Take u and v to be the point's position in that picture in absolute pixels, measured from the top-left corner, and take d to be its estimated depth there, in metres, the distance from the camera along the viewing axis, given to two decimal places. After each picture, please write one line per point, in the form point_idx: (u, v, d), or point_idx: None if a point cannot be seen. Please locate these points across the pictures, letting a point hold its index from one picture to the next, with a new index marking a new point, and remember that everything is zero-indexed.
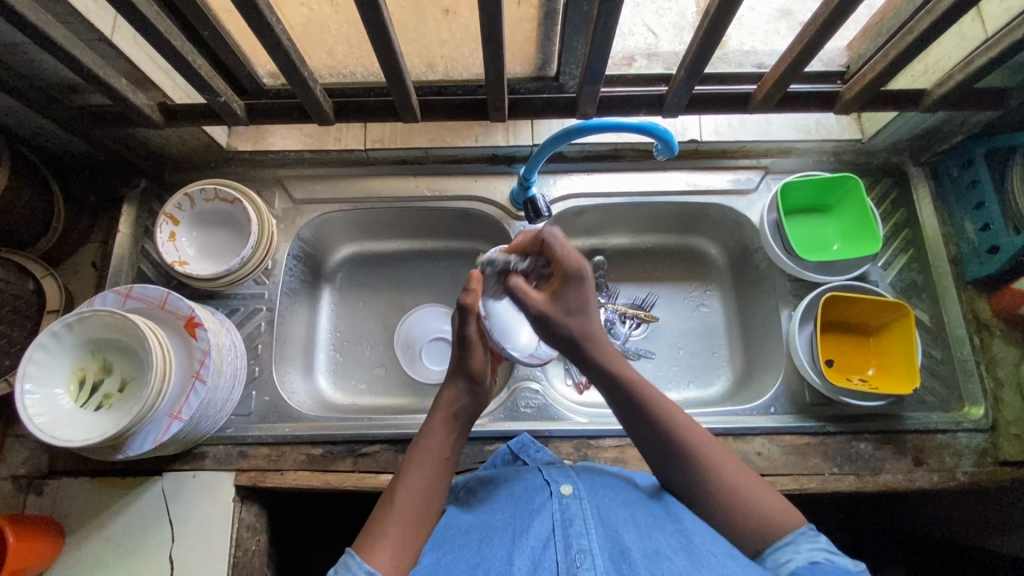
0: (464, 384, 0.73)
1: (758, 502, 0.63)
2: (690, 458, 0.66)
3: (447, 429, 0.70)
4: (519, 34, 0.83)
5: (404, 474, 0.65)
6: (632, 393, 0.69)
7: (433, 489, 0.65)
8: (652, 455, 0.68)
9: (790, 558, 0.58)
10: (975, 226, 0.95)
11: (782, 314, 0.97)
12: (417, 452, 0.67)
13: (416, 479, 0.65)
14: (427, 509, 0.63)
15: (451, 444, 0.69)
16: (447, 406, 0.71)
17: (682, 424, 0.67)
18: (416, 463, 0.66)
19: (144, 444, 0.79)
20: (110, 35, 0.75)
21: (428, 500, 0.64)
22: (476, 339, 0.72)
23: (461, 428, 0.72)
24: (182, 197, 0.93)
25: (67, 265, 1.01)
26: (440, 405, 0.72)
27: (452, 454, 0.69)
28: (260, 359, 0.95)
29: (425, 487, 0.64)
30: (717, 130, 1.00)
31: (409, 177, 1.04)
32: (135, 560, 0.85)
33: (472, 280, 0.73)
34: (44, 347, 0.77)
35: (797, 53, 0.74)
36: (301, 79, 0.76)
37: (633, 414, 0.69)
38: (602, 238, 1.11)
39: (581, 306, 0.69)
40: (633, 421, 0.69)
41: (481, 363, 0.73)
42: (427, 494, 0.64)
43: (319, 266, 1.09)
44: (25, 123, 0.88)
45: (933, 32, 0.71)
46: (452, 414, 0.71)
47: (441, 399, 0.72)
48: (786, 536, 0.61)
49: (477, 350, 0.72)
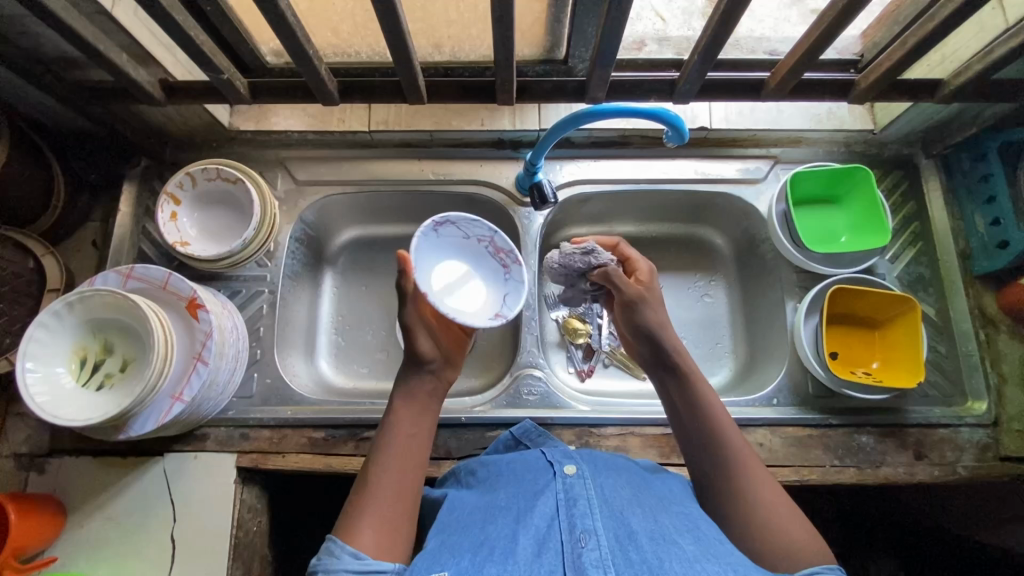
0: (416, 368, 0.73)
1: (759, 485, 0.65)
2: (727, 459, 0.67)
3: (416, 409, 0.70)
4: (529, 16, 0.81)
5: (376, 455, 0.66)
6: (698, 406, 0.72)
7: (407, 468, 0.65)
8: (697, 459, 0.70)
9: None
10: (985, 221, 0.94)
11: (787, 305, 0.96)
12: (384, 436, 0.67)
13: (391, 459, 0.65)
14: (405, 485, 0.64)
15: (417, 423, 0.69)
16: (409, 392, 0.71)
17: (730, 433, 0.69)
18: (388, 444, 0.66)
19: (145, 424, 0.78)
20: (111, 8, 0.73)
21: (402, 479, 0.64)
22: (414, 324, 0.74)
23: (426, 413, 0.71)
24: (183, 176, 0.92)
25: (69, 244, 1.00)
26: (399, 389, 0.72)
27: (418, 431, 0.69)
28: (262, 342, 0.95)
29: (399, 466, 0.65)
30: (728, 117, 0.99)
31: (413, 161, 1.02)
32: (136, 539, 0.86)
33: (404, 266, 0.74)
34: (44, 325, 0.76)
35: (815, 38, 0.72)
36: (306, 58, 0.75)
37: (694, 424, 0.71)
38: (608, 226, 1.10)
39: (657, 302, 0.81)
40: (688, 434, 0.71)
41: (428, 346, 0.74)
42: (401, 473, 0.64)
43: (322, 249, 1.08)
44: (24, 98, 0.86)
45: (955, 19, 0.69)
46: (413, 394, 0.71)
47: (403, 385, 0.72)
48: (807, 569, 0.57)
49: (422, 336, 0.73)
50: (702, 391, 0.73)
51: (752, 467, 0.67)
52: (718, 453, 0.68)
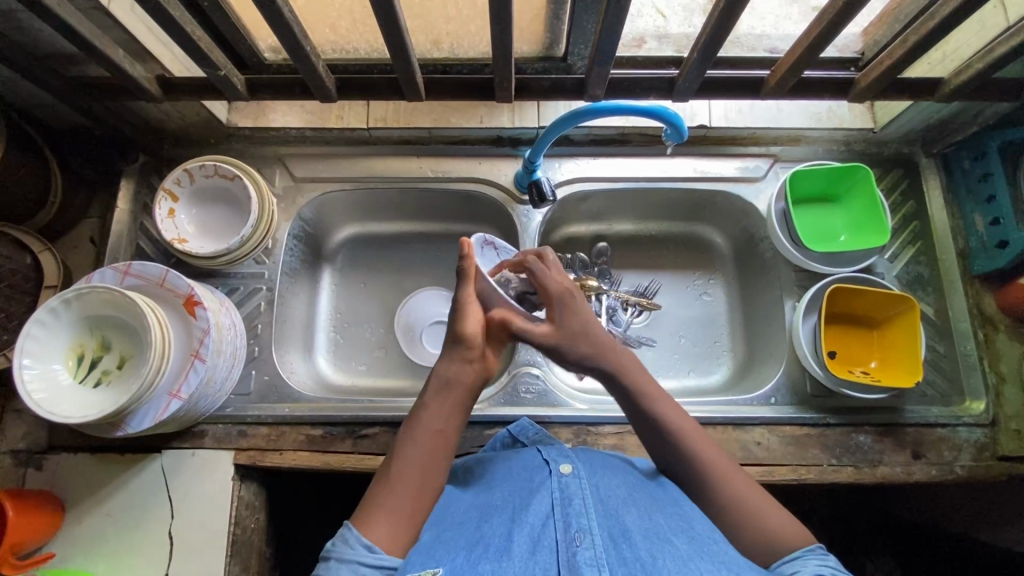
0: (461, 355, 0.66)
1: (746, 489, 0.65)
2: (701, 468, 0.66)
3: (448, 401, 0.65)
4: (528, 13, 0.81)
5: (401, 447, 0.63)
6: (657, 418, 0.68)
7: (431, 464, 0.62)
8: (667, 464, 0.68)
9: (796, 570, 0.57)
10: (984, 220, 0.94)
11: (786, 304, 0.96)
12: (410, 427, 0.64)
13: (416, 452, 0.62)
14: (428, 479, 0.61)
15: (447, 417, 0.64)
16: (444, 381, 0.65)
17: (699, 441, 0.67)
18: (413, 436, 0.63)
19: (143, 421, 0.78)
20: (107, 4, 0.73)
21: (424, 476, 0.61)
22: (466, 308, 0.68)
23: (460, 407, 0.65)
24: (181, 173, 0.92)
25: (66, 240, 1.00)
26: (433, 377, 0.66)
27: (447, 428, 0.64)
28: (260, 339, 0.95)
29: (424, 461, 0.62)
30: (728, 115, 0.99)
31: (412, 158, 1.02)
32: (134, 535, 0.86)
33: (463, 250, 0.68)
34: (42, 322, 0.76)
35: (814, 37, 0.72)
36: (303, 55, 0.74)
37: (653, 436, 0.68)
38: (607, 224, 1.10)
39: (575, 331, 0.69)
40: (652, 443, 0.69)
41: (479, 334, 0.67)
42: (423, 468, 0.62)
43: (320, 246, 1.08)
44: (21, 94, 0.86)
45: (956, 18, 0.69)
46: (446, 384, 0.66)
47: (437, 372, 0.66)
48: (793, 553, 0.60)
49: (471, 320, 0.67)
50: (660, 409, 0.68)
51: (728, 474, 0.66)
52: (692, 466, 0.66)
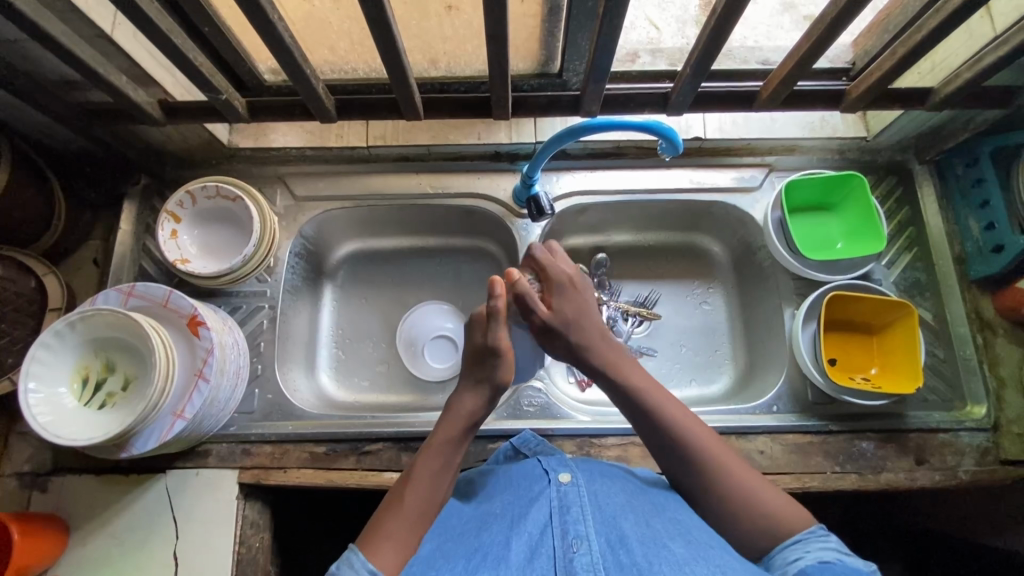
0: (487, 395, 0.70)
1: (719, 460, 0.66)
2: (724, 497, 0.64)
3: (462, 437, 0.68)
4: (522, 31, 0.82)
5: (415, 476, 0.64)
6: (675, 435, 0.67)
7: (440, 494, 0.64)
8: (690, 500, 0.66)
9: (799, 557, 0.58)
10: (979, 225, 0.94)
11: (786, 312, 0.97)
12: (427, 457, 0.66)
13: (428, 481, 0.64)
14: (436, 507, 0.63)
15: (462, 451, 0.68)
16: (461, 416, 0.69)
17: (736, 473, 0.65)
18: (426, 466, 0.65)
19: (148, 443, 0.79)
20: (111, 32, 0.74)
21: (434, 507, 0.63)
22: (506, 349, 0.70)
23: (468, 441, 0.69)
24: (183, 195, 0.92)
25: (70, 262, 1.01)
26: (456, 412, 0.69)
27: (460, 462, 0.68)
28: (263, 357, 0.95)
29: (436, 490, 0.64)
30: (722, 127, 1.01)
31: (410, 175, 1.03)
32: (140, 555, 0.86)
33: (495, 290, 0.70)
34: (48, 346, 0.77)
35: (805, 50, 0.73)
36: (303, 77, 0.76)
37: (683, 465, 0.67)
38: (605, 235, 1.11)
39: (572, 319, 0.74)
40: (677, 465, 0.67)
41: (510, 374, 0.71)
42: (434, 500, 0.63)
43: (321, 263, 1.08)
44: (25, 119, 0.87)
45: (943, 29, 0.70)
46: (469, 425, 0.69)
47: (457, 407, 0.70)
48: (794, 536, 0.61)
49: (507, 362, 0.70)
50: (685, 436, 0.67)
51: (695, 428, 0.68)
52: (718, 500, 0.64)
